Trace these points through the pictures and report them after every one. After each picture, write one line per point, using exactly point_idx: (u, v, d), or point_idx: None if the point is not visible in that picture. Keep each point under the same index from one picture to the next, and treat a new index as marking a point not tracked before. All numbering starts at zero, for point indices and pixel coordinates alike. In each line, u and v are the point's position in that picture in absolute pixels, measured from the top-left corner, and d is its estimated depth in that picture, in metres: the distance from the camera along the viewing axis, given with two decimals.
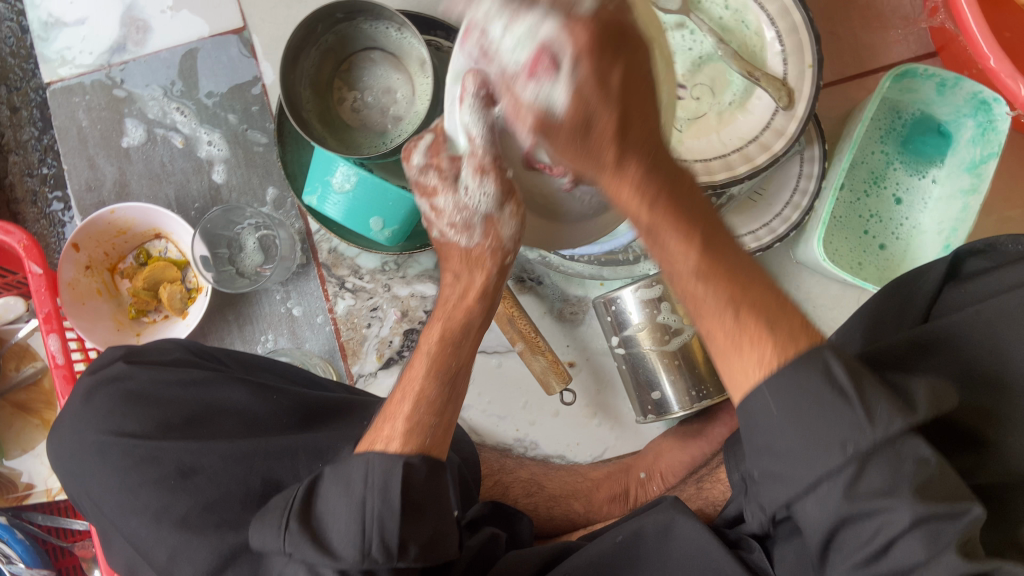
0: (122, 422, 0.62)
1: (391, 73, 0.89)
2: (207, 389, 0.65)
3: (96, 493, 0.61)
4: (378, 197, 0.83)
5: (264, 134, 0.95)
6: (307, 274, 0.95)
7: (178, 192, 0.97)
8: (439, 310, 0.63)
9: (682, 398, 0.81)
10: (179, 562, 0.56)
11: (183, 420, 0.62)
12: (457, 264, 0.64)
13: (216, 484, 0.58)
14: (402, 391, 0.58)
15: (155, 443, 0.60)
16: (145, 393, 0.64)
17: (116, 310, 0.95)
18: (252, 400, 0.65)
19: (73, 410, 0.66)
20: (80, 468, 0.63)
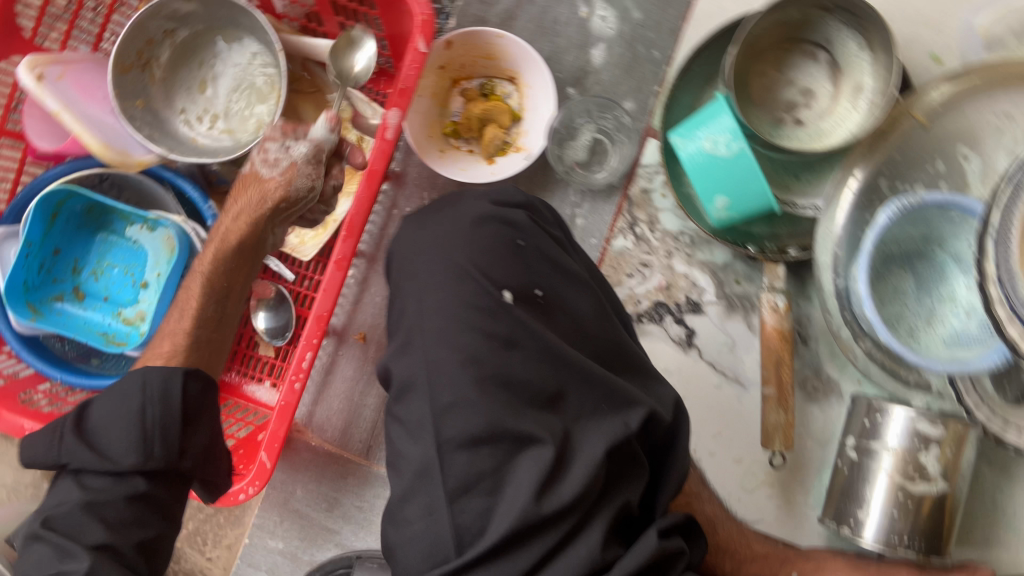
0: (487, 261, 0.63)
1: (824, 80, 0.86)
2: (564, 282, 0.66)
3: (429, 304, 0.62)
4: (741, 180, 0.82)
5: (660, 56, 0.93)
6: (609, 197, 0.94)
7: (552, 53, 0.94)
8: (461, 287, 0.62)
9: (889, 535, 0.79)
10: (455, 414, 0.58)
11: (535, 293, 0.64)
12: (489, 338, 0.60)
13: (528, 376, 0.60)
14: (428, 310, 0.62)
15: (506, 302, 0.62)
16: (519, 248, 0.65)
17: (436, 118, 0.94)
18: (591, 315, 0.66)
19: (451, 222, 0.67)
20: (432, 276, 0.64)
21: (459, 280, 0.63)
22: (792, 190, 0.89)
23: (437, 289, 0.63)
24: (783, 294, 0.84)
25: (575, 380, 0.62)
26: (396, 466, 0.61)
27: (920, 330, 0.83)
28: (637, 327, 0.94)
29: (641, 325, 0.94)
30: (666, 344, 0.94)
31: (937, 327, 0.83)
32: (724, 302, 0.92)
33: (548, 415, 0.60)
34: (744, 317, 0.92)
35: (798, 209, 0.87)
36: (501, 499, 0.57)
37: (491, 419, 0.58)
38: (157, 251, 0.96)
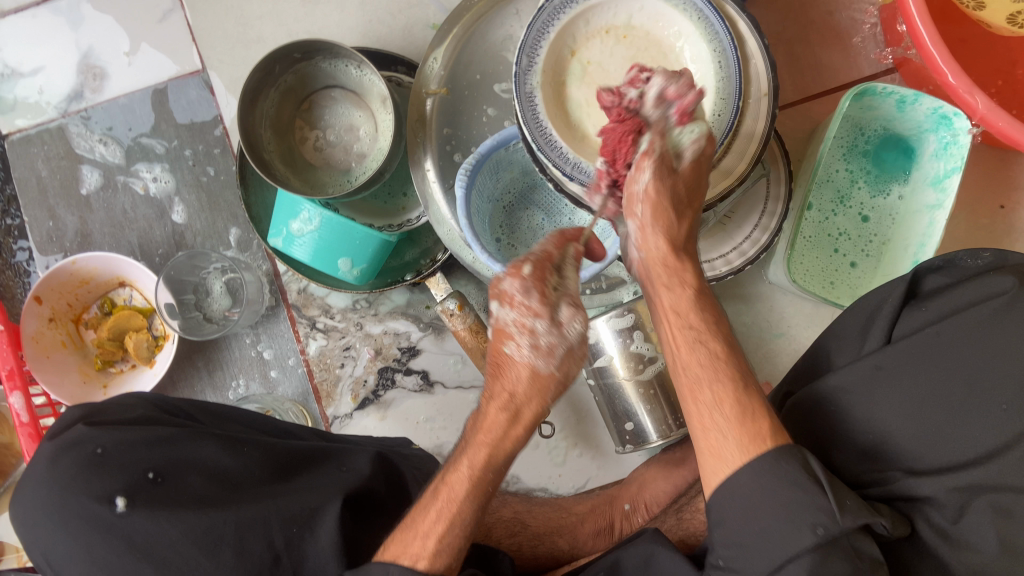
0: (85, 488, 0.58)
1: (353, 109, 0.88)
2: (174, 447, 0.62)
3: (61, 563, 0.58)
4: (345, 236, 0.83)
5: (227, 176, 0.94)
6: (276, 316, 0.94)
7: (140, 239, 0.95)
8: (77, 531, 0.57)
9: (659, 427, 0.80)
10: None
11: (148, 478, 0.59)
12: (131, 561, 0.56)
13: (195, 569, 0.57)
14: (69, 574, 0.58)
15: (121, 512, 0.57)
16: (108, 456, 0.60)
17: (82, 362, 0.93)
18: (223, 455, 0.63)
19: (36, 476, 0.60)
20: (42, 537, 0.59)
21: (72, 526, 0.57)
22: (407, 208, 0.92)
23: (60, 550, 0.58)
24: (452, 296, 0.85)
25: None
26: None
27: None
28: (380, 403, 0.93)
29: (381, 399, 0.93)
30: (413, 398, 0.93)
31: None
32: (429, 329, 0.93)
33: None
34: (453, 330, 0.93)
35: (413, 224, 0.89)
36: None
37: None
38: None
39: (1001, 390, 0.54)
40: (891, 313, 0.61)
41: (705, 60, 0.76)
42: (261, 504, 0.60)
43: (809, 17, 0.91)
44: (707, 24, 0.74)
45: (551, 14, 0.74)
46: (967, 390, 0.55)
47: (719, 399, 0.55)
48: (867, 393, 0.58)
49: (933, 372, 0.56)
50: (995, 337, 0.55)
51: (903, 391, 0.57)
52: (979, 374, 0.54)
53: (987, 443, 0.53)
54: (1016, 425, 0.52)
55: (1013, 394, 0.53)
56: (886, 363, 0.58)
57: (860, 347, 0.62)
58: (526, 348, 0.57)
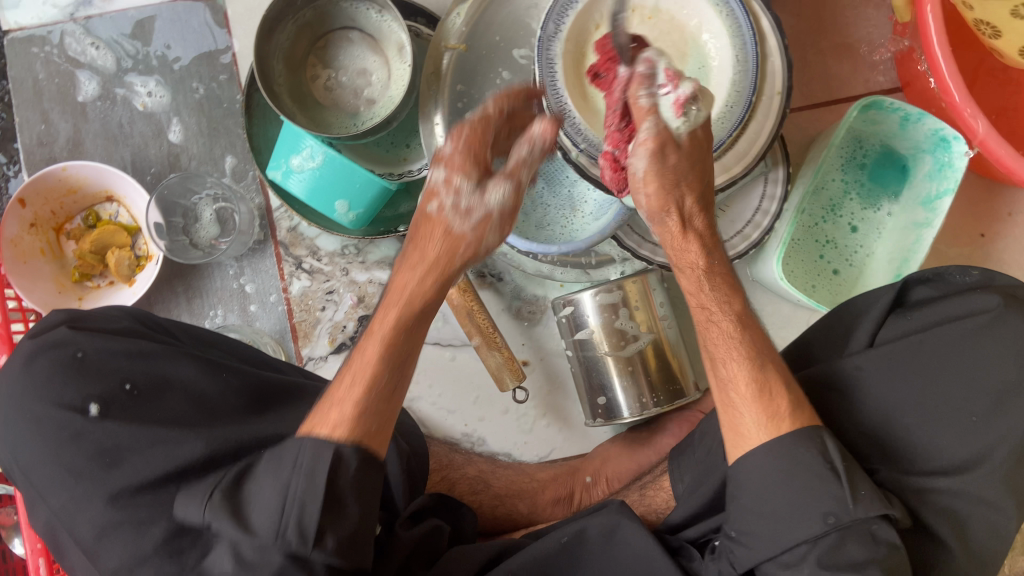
0: (61, 392, 0.58)
1: (368, 54, 0.88)
2: (153, 362, 0.61)
3: (26, 462, 0.57)
4: (344, 178, 0.83)
5: (231, 105, 0.93)
6: (263, 250, 0.94)
7: (134, 155, 0.93)
8: (45, 433, 0.57)
9: (632, 403, 0.82)
10: (105, 544, 0.54)
11: (123, 388, 0.59)
12: (89, 466, 0.56)
13: (153, 482, 0.55)
14: (32, 476, 0.57)
15: (93, 417, 0.57)
16: (88, 361, 0.59)
17: (59, 272, 0.91)
18: (198, 376, 0.61)
19: (13, 375, 0.60)
20: (14, 435, 0.58)
21: (42, 429, 0.57)
22: (409, 160, 0.92)
23: (25, 449, 0.57)
24: None
25: None
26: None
27: (570, 219, 0.87)
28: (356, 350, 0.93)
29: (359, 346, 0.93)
30: None
31: (581, 209, 0.87)
32: None
33: None
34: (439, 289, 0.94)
35: (415, 175, 0.89)
36: None
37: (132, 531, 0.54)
38: None
39: (978, 403, 0.56)
40: (878, 317, 0.63)
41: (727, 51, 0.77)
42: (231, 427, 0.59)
43: (827, 26, 0.92)
44: (732, 19, 0.75)
45: None
46: (945, 402, 0.57)
47: (734, 377, 0.60)
48: (849, 393, 0.60)
49: (915, 380, 0.58)
50: (981, 351, 0.57)
51: (905, 388, 0.58)
52: (961, 385, 0.57)
53: (957, 452, 0.56)
54: (986, 438, 0.56)
55: (983, 410, 0.56)
56: (868, 365, 0.60)
57: (844, 347, 0.65)
58: (447, 204, 0.57)
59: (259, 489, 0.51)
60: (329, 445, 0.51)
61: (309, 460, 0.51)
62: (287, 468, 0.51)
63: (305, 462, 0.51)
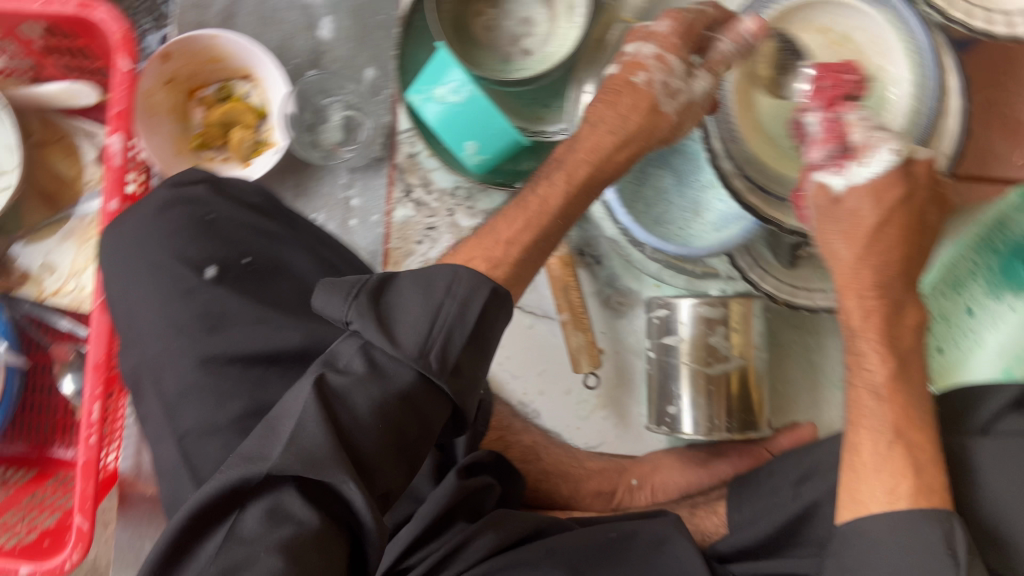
0: (185, 247, 0.59)
1: (538, 5, 0.86)
2: (275, 246, 0.62)
3: (133, 302, 0.58)
4: (483, 120, 0.82)
5: (388, 18, 0.92)
6: (378, 169, 0.93)
7: (281, 41, 0.92)
8: (159, 281, 0.58)
9: (703, 423, 0.80)
10: (187, 403, 0.54)
11: (240, 261, 0.59)
12: (188, 323, 0.56)
13: (252, 354, 0.55)
14: (138, 323, 0.58)
15: (206, 280, 0.57)
16: (216, 226, 0.60)
17: (180, 135, 0.91)
18: (311, 270, 0.62)
19: (142, 218, 0.61)
20: (129, 276, 0.59)
21: (158, 277, 0.58)
22: (545, 120, 0.90)
23: (136, 291, 0.58)
24: None
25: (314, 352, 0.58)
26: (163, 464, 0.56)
27: (689, 223, 0.85)
28: None
29: None
30: None
31: (703, 215, 0.85)
32: None
33: None
34: None
35: (548, 136, 0.88)
36: None
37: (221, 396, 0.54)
38: None
39: None
40: (997, 406, 0.61)
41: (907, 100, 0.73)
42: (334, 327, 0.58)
43: None
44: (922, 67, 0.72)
45: None
46: None
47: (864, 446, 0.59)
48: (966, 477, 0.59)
49: None
50: None
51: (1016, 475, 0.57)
52: None
53: None
54: None
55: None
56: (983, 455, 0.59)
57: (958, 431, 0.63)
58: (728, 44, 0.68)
59: (399, 299, 0.51)
60: (487, 284, 0.52)
61: (463, 291, 0.51)
62: (437, 292, 0.51)
63: (458, 292, 0.51)
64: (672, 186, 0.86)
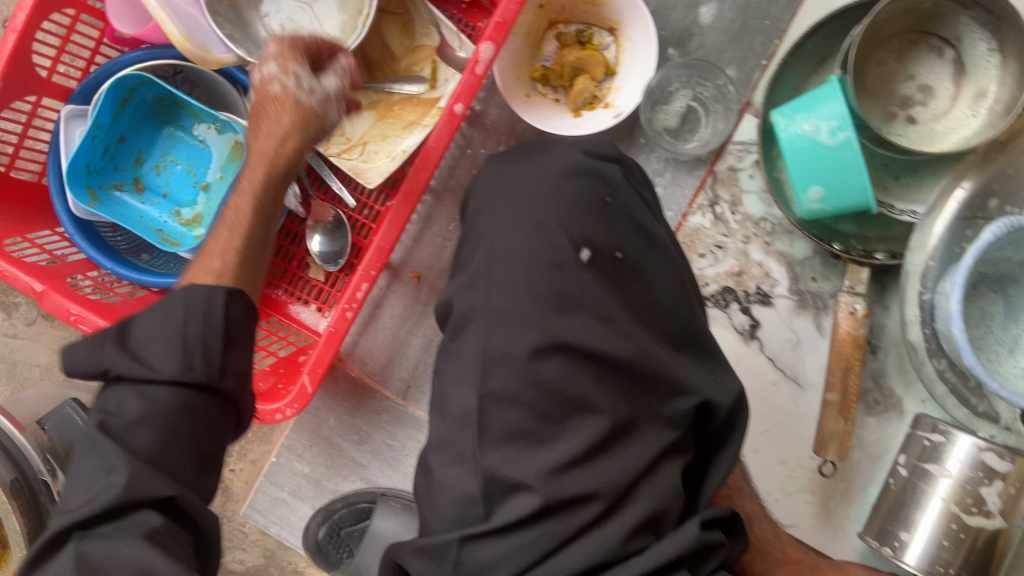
0: (576, 222, 0.60)
1: (945, 78, 0.80)
2: (649, 255, 0.63)
3: (498, 247, 0.60)
4: (844, 172, 0.77)
5: (773, 26, 0.87)
6: (694, 168, 0.90)
7: (658, 7, 0.88)
8: (537, 239, 0.60)
9: (933, 565, 0.75)
10: (510, 363, 0.57)
11: (616, 255, 0.61)
12: (547, 292, 0.58)
13: (595, 346, 0.57)
14: (496, 264, 0.60)
15: (582, 261, 0.59)
16: (611, 213, 0.62)
17: (526, 60, 0.89)
18: (668, 286, 0.63)
19: (548, 171, 0.62)
20: (511, 221, 0.61)
21: (537, 236, 0.60)
22: (892, 192, 0.84)
23: (510, 235, 0.60)
24: (864, 300, 0.79)
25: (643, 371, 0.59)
26: (441, 409, 0.61)
27: (1000, 358, 0.78)
28: None
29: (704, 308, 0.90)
30: (727, 332, 0.90)
31: (1019, 357, 0.78)
32: (796, 298, 0.88)
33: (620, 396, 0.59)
34: (814, 317, 0.87)
35: (896, 212, 0.82)
36: (560, 431, 0.57)
37: (544, 377, 0.56)
38: (224, 153, 0.95)
39: None
40: None
41: None
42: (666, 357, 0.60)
43: None
44: None
45: None
46: None
47: None
48: None
49: None
50: None
51: None
52: None
53: None
54: None
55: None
56: None
57: None
58: None
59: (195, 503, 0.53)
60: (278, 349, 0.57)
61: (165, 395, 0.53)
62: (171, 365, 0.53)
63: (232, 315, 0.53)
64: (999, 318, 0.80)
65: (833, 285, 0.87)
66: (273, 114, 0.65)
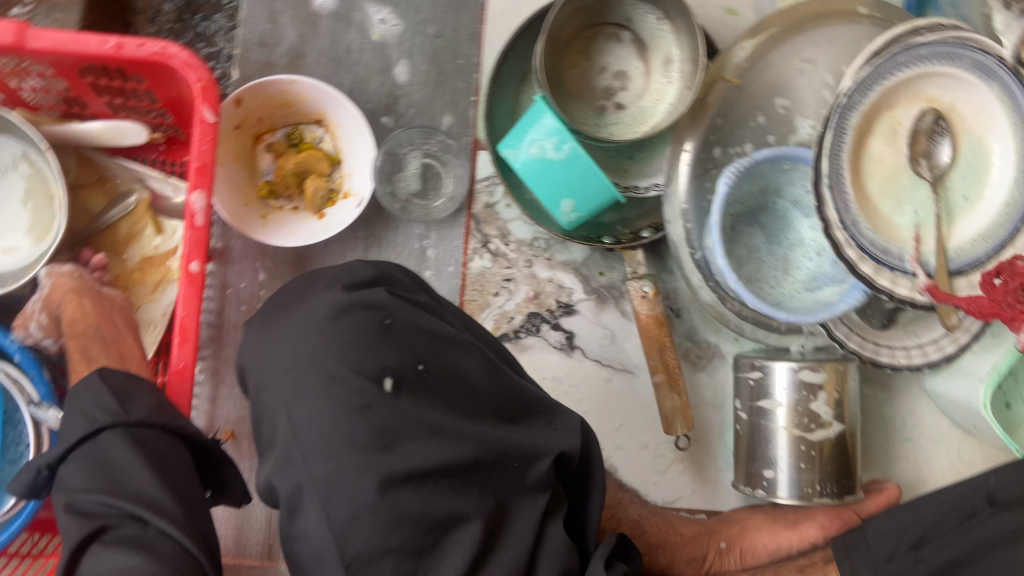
0: (362, 357, 0.55)
1: (633, 58, 0.84)
2: (449, 349, 0.59)
3: (298, 418, 0.54)
4: (581, 179, 0.80)
5: (468, 62, 0.88)
6: (454, 220, 0.90)
7: (354, 84, 0.87)
8: (333, 388, 0.54)
9: (803, 486, 0.80)
10: (358, 525, 0.51)
11: (418, 369, 0.57)
12: (360, 438, 0.53)
13: (436, 463, 0.53)
14: (303, 438, 0.54)
15: (387, 392, 0.54)
16: (396, 331, 0.57)
17: (248, 183, 0.86)
18: (480, 372, 0.60)
19: (311, 321, 0.57)
20: (295, 387, 0.55)
21: (332, 387, 0.54)
22: (631, 172, 0.88)
23: (305, 401, 0.54)
24: (649, 279, 0.83)
25: (491, 462, 0.56)
26: None
27: (780, 280, 0.85)
28: (516, 344, 0.91)
29: (519, 341, 0.91)
30: (550, 354, 0.91)
31: (793, 273, 0.85)
32: (594, 296, 0.91)
33: (479, 491, 0.55)
34: (616, 306, 0.91)
35: (641, 192, 0.87)
36: (436, 561, 0.52)
37: (397, 515, 0.51)
38: None
39: None
40: None
41: (1006, 172, 0.74)
42: (506, 438, 0.57)
43: None
44: None
45: (887, 71, 0.73)
46: None
47: None
48: None
49: None
50: None
51: None
52: None
53: None
54: None
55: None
56: None
57: None
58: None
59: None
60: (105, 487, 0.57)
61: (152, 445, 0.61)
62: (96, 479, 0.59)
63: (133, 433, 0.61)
64: (764, 247, 0.86)
65: (620, 272, 0.91)
66: (71, 307, 0.79)
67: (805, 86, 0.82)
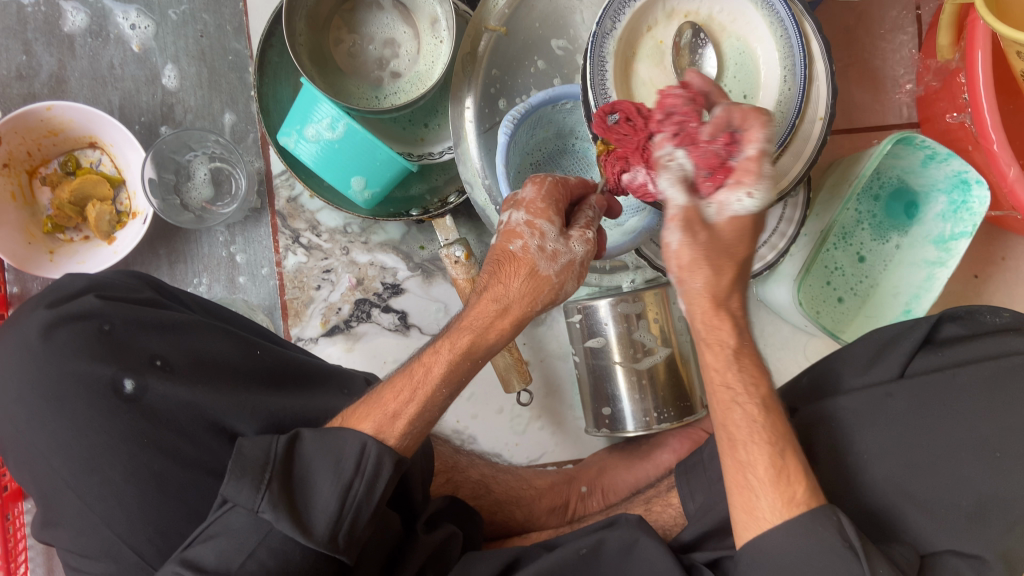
0: (90, 365, 0.55)
1: (399, 24, 0.83)
2: (186, 336, 0.59)
3: (46, 444, 0.54)
4: (362, 155, 0.77)
5: (238, 58, 0.86)
6: (259, 219, 0.87)
7: (123, 100, 0.85)
8: (65, 409, 0.54)
9: (639, 416, 0.81)
10: (143, 524, 0.53)
11: (156, 364, 0.56)
12: (124, 443, 0.54)
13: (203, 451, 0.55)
14: (65, 456, 0.54)
15: (125, 395, 0.54)
16: (118, 335, 0.57)
17: (29, 220, 0.82)
18: (231, 351, 0.60)
19: (25, 345, 0.56)
20: (31, 415, 0.55)
21: (70, 404, 0.55)
22: (427, 140, 0.87)
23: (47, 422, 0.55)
24: (459, 243, 0.80)
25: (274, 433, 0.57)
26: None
27: None
28: (349, 334, 0.88)
29: (352, 331, 0.88)
30: (385, 337, 0.89)
31: None
32: (419, 271, 0.88)
33: None
34: (443, 277, 0.89)
35: (435, 157, 0.85)
36: None
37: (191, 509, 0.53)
38: None
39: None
40: (908, 349, 0.64)
41: (778, 67, 0.73)
42: (283, 403, 0.58)
43: (857, 52, 0.91)
44: (785, 35, 0.72)
45: None
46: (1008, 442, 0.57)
47: (756, 459, 0.55)
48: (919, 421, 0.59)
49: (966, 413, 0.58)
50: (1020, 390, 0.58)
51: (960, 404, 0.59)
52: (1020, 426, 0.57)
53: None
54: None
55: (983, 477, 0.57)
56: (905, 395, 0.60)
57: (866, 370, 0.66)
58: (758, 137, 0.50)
59: (308, 471, 0.50)
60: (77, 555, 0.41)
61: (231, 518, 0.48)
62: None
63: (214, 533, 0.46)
64: None
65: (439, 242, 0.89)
66: None
67: (580, 22, 0.81)
